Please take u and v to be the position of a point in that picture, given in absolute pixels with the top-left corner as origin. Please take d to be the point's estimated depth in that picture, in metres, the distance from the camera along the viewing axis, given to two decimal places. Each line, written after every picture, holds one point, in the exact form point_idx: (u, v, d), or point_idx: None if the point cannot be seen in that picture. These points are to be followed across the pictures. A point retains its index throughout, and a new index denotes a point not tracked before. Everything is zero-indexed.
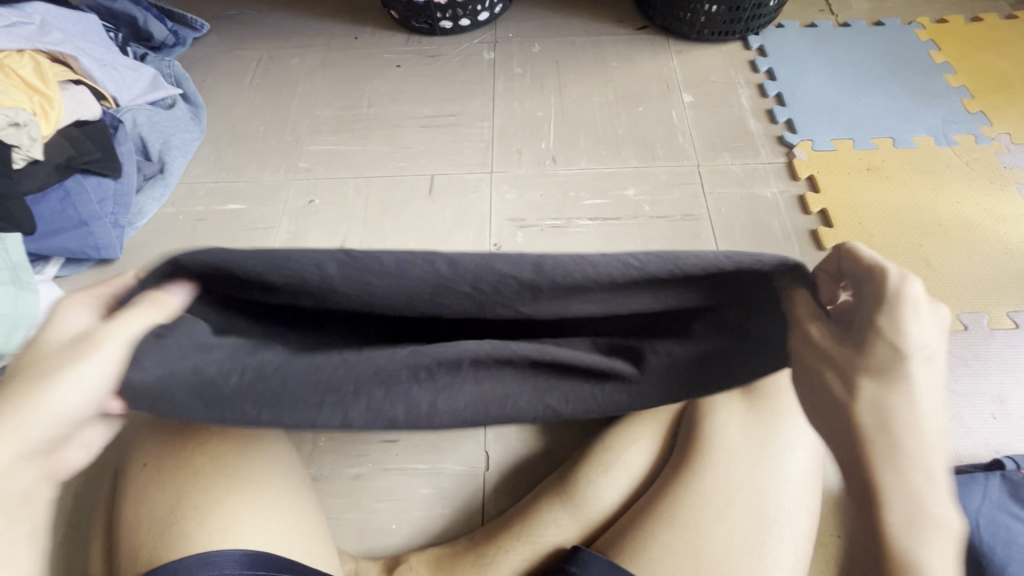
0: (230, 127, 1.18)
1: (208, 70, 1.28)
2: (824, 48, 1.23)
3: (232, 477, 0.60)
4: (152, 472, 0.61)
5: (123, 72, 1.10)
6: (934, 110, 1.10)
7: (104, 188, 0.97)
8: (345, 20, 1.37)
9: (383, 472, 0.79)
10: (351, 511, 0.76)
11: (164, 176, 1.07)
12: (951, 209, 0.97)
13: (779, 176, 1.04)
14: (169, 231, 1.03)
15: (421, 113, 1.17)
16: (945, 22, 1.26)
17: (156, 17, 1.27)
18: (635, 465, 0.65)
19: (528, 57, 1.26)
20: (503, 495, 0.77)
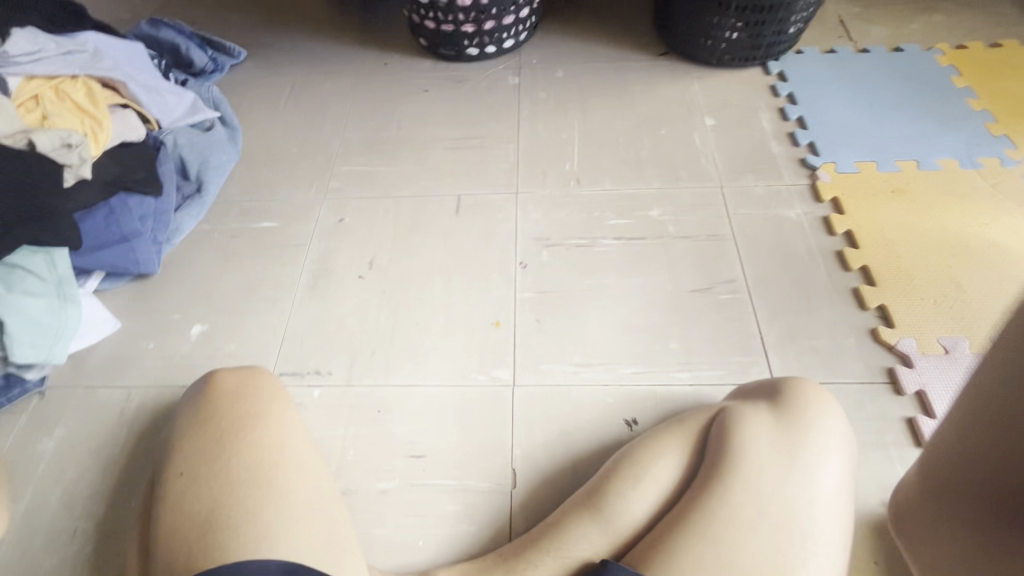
0: (265, 149, 1.22)
1: (245, 96, 1.34)
2: (844, 73, 1.25)
3: (269, 484, 0.62)
4: (192, 479, 0.62)
5: (165, 97, 1.15)
6: (957, 133, 1.11)
7: (146, 206, 1.01)
8: (375, 48, 1.42)
9: (411, 487, 0.79)
10: (378, 526, 0.76)
11: (201, 195, 1.11)
12: (980, 231, 0.96)
13: (803, 198, 1.04)
14: (204, 248, 1.07)
15: (448, 135, 1.21)
16: (965, 48, 1.28)
17: (197, 46, 1.34)
18: (663, 479, 0.67)
19: (553, 82, 1.30)
20: (530, 512, 0.77)
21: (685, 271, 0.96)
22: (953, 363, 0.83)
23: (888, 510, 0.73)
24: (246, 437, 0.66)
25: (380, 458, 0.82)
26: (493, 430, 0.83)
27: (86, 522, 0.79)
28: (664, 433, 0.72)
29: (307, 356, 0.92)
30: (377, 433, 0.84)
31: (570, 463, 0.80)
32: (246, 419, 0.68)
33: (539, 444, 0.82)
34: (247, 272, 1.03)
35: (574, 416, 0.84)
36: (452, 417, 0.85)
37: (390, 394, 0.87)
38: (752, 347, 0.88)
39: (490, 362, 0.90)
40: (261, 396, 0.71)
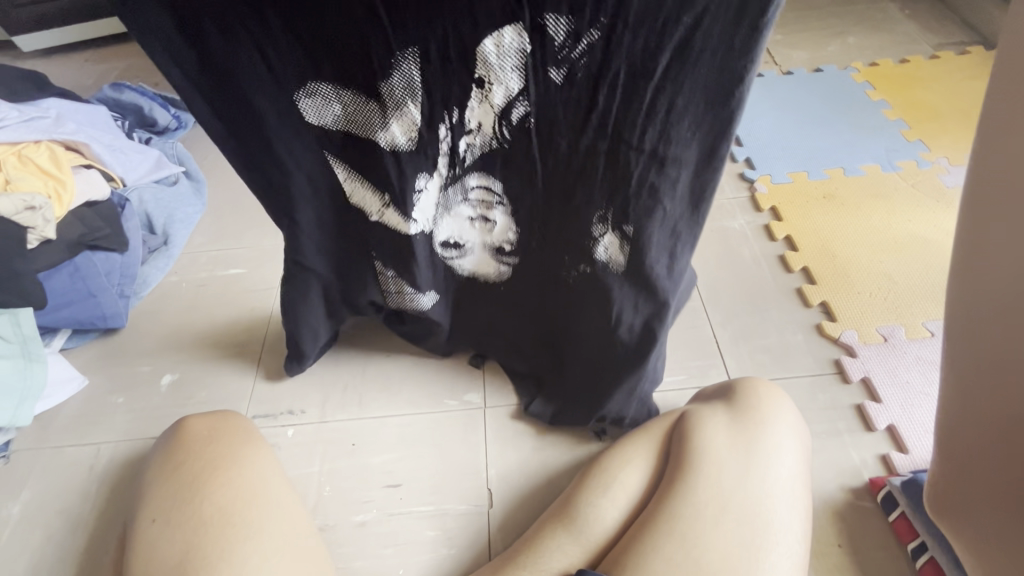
0: (230, 199, 1.25)
1: (209, 150, 1.37)
2: (771, 94, 1.36)
3: (242, 523, 0.63)
4: (162, 525, 0.62)
5: (130, 155, 1.18)
6: (877, 141, 1.21)
7: (111, 262, 1.03)
8: None
9: (389, 516, 0.80)
10: (359, 558, 0.77)
11: (168, 248, 1.13)
12: (906, 227, 1.05)
13: (744, 209, 1.12)
14: (172, 299, 1.08)
15: None
16: (876, 65, 1.40)
17: (161, 105, 1.38)
18: (632, 483, 0.69)
19: None
20: (509, 529, 0.78)
21: None
22: (891, 349, 0.89)
23: (847, 494, 0.77)
24: (217, 477, 0.67)
25: (356, 490, 0.83)
26: (468, 452, 0.85)
27: None
28: (630, 441, 0.74)
29: (279, 396, 0.93)
30: (353, 465, 0.85)
31: (544, 477, 0.82)
32: (216, 460, 0.69)
33: (514, 463, 0.84)
34: (217, 319, 1.04)
35: (544, 432, 0.86)
36: (427, 443, 0.86)
37: (364, 428, 0.89)
38: (708, 351, 0.92)
39: (460, 386, 0.92)
40: (233, 437, 0.72)
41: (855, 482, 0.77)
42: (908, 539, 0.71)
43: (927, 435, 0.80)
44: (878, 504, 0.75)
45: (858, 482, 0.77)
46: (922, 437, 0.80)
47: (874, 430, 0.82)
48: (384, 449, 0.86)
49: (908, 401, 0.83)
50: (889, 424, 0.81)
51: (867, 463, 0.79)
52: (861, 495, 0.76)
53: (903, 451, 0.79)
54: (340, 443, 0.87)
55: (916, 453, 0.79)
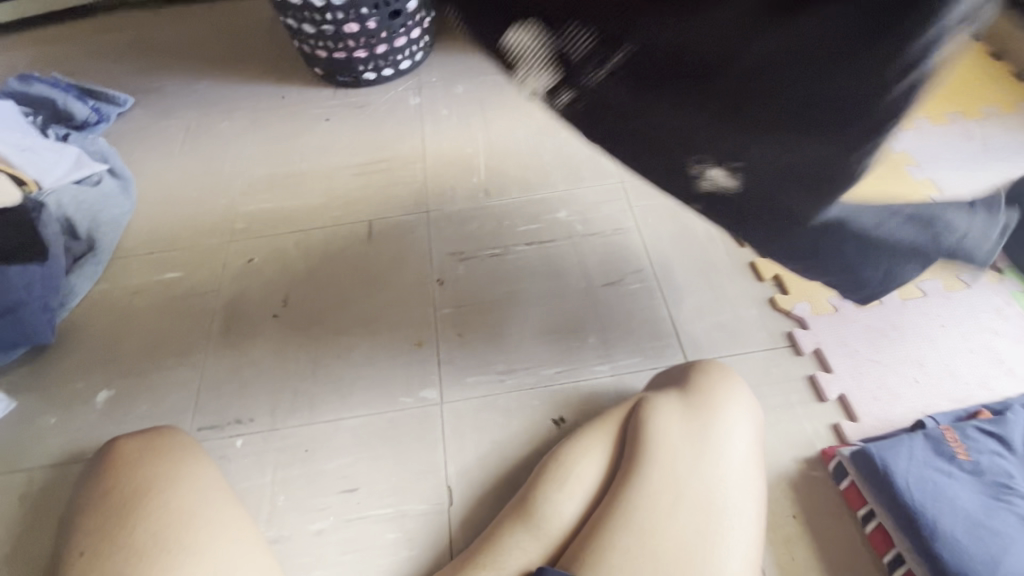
0: (162, 197, 1.17)
1: (136, 144, 1.28)
2: None
3: (184, 548, 0.60)
4: (93, 558, 0.59)
5: (44, 154, 1.10)
6: None
7: (30, 273, 0.94)
8: (272, 80, 1.40)
9: (346, 522, 0.78)
10: (316, 568, 0.74)
11: (95, 254, 1.05)
12: None
13: None
14: (103, 308, 1.01)
15: (353, 162, 1.20)
16: None
17: (77, 97, 1.27)
18: (588, 474, 0.69)
19: (454, 97, 1.32)
20: (470, 526, 0.77)
21: (596, 267, 1.00)
22: (842, 319, 0.90)
23: (800, 465, 0.78)
24: (148, 502, 0.63)
25: (311, 498, 0.80)
26: (426, 450, 0.83)
27: None
28: (587, 430, 0.73)
29: (225, 406, 0.89)
30: (307, 472, 0.82)
31: (504, 470, 0.81)
32: (148, 484, 0.65)
33: (473, 458, 0.82)
34: (153, 327, 0.98)
35: (503, 424, 0.85)
36: (383, 444, 0.84)
37: (316, 432, 0.85)
38: (664, 331, 0.92)
39: (415, 383, 0.89)
40: (168, 456, 0.68)
41: (808, 453, 0.79)
42: (858, 506, 0.73)
43: (876, 402, 0.81)
44: (830, 473, 0.76)
45: (810, 452, 0.79)
46: (871, 405, 0.81)
47: (825, 401, 0.83)
48: (339, 453, 0.83)
49: (858, 370, 0.85)
50: (839, 394, 0.83)
51: (819, 433, 0.80)
52: (814, 465, 0.78)
53: (853, 420, 0.81)
54: (293, 451, 0.84)
55: (865, 420, 0.80)
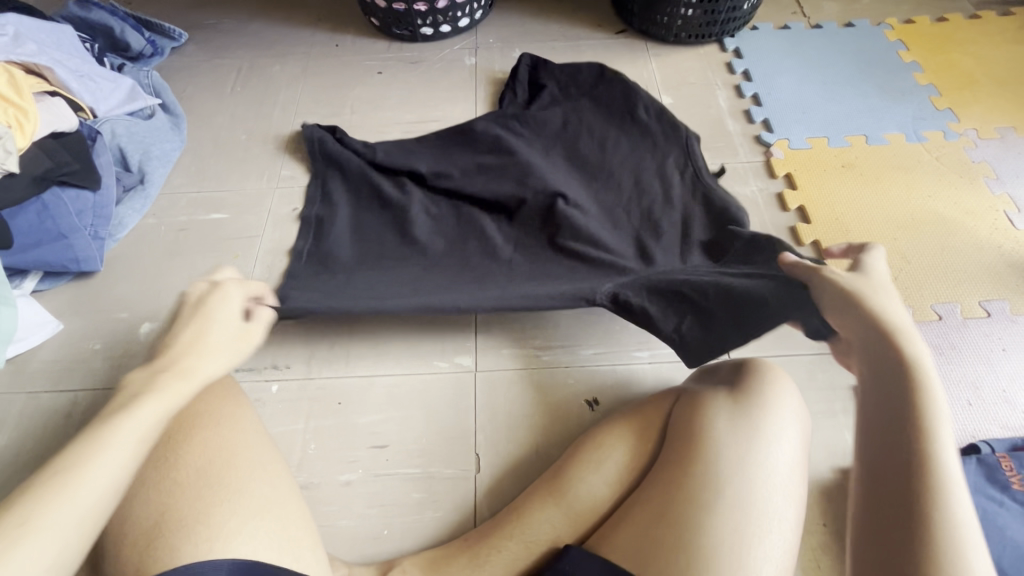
0: (212, 137, 1.17)
1: (188, 81, 1.27)
2: (797, 49, 1.26)
3: (220, 485, 0.61)
4: (137, 482, 0.60)
5: (100, 83, 1.09)
6: (904, 107, 1.13)
7: (83, 200, 0.96)
8: (327, 28, 1.37)
9: (374, 477, 0.79)
10: (343, 517, 0.76)
11: (144, 188, 1.06)
12: (924, 203, 1.00)
13: (757, 174, 1.06)
14: (150, 242, 1.02)
15: (404, 119, 1.18)
16: (912, 23, 1.30)
17: (133, 28, 1.26)
18: (624, 462, 0.70)
19: (510, 62, 1.28)
20: (496, 495, 0.77)
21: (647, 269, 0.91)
22: None
23: (837, 475, 0.76)
24: (191, 438, 0.64)
25: (341, 449, 0.81)
26: (459, 416, 0.83)
27: None
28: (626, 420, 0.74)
29: (263, 350, 0.90)
30: (340, 424, 0.83)
31: (534, 445, 0.81)
32: (192, 420, 0.66)
33: (504, 430, 0.82)
34: (197, 266, 0.99)
35: (536, 399, 0.84)
36: (416, 406, 0.84)
37: (350, 386, 0.86)
38: None
39: (451, 348, 0.89)
40: (211, 394, 0.70)
41: (845, 463, 0.77)
42: None
43: None
44: None
45: (849, 463, 0.77)
46: None
47: None
48: (371, 409, 0.84)
49: None
50: None
51: None
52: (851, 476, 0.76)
53: None
54: (327, 402, 0.85)
55: None
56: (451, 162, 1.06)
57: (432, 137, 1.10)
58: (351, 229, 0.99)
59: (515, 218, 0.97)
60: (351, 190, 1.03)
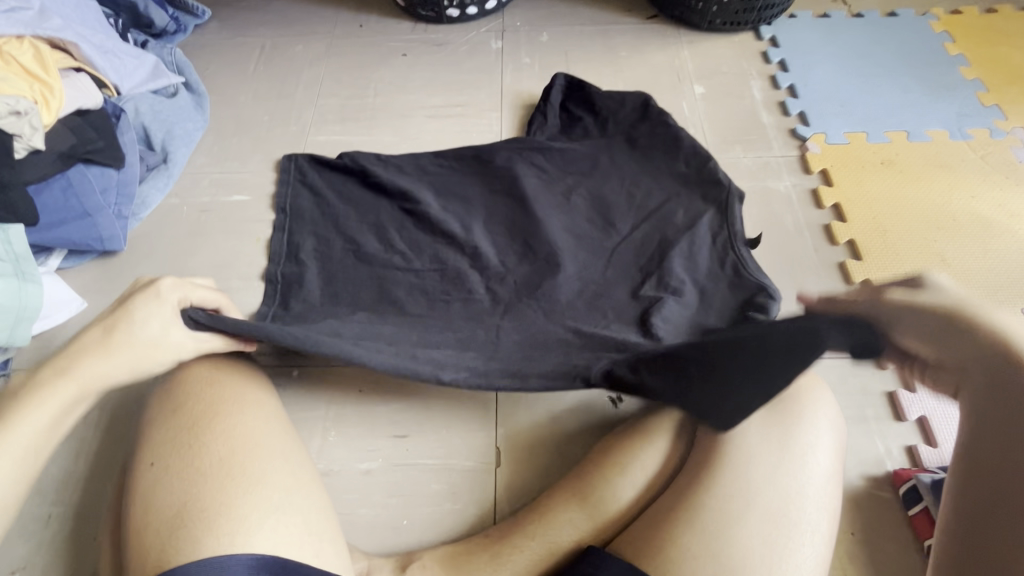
0: (234, 117, 1.16)
1: (210, 59, 1.26)
2: (837, 39, 1.21)
3: (243, 475, 0.60)
4: (162, 468, 0.61)
5: (125, 60, 1.08)
6: (949, 103, 1.09)
7: (106, 178, 0.96)
8: (350, 7, 1.34)
9: (394, 467, 0.78)
10: (362, 506, 0.76)
11: (167, 167, 1.05)
12: (966, 205, 0.96)
13: (791, 170, 1.02)
14: (173, 222, 1.02)
15: (428, 103, 1.16)
16: (960, 13, 1.24)
17: (157, 4, 1.24)
18: (650, 467, 0.68)
19: (537, 46, 1.25)
20: (516, 490, 0.77)
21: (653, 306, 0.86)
22: None
23: (867, 483, 0.74)
24: (215, 426, 0.64)
25: (361, 438, 0.81)
26: (480, 408, 0.82)
27: (61, 507, 0.77)
28: (651, 421, 0.73)
29: None
30: (360, 412, 0.83)
31: (556, 441, 0.80)
32: (216, 408, 0.66)
33: (525, 425, 0.81)
34: (219, 248, 0.99)
35: (559, 394, 0.83)
36: (437, 397, 0.83)
37: (371, 374, 0.86)
38: None
39: None
40: (234, 383, 0.70)
41: (876, 471, 0.75)
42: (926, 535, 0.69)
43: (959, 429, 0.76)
44: (899, 496, 0.73)
45: (880, 471, 0.75)
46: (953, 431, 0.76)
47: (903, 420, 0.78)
48: (392, 399, 0.83)
49: None
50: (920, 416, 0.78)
51: (891, 453, 0.76)
52: (881, 485, 0.74)
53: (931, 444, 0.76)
54: (347, 389, 0.84)
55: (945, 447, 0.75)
56: (462, 194, 0.99)
57: (451, 161, 1.04)
58: (329, 260, 0.91)
59: (524, 247, 0.91)
60: (344, 216, 0.96)
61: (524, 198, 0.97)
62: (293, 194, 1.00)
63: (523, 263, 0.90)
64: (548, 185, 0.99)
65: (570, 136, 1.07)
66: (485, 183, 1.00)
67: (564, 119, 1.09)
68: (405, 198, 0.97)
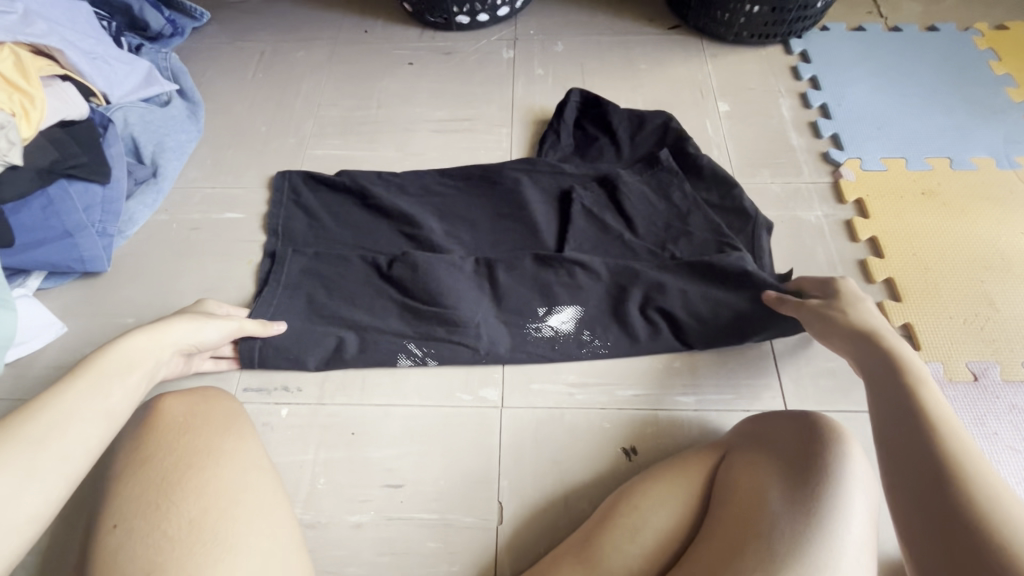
0: (230, 127, 1.10)
1: (208, 64, 1.20)
2: (872, 55, 1.13)
3: (217, 543, 0.55)
4: (127, 530, 0.55)
5: (115, 66, 1.02)
6: (995, 128, 1.01)
7: (91, 195, 0.90)
8: (356, 11, 1.28)
9: (387, 521, 0.72)
10: (350, 564, 0.70)
11: (157, 181, 1.00)
12: (1016, 242, 0.88)
13: (823, 198, 0.95)
14: (160, 241, 0.96)
15: (435, 116, 1.09)
16: (1005, 29, 1.16)
17: (153, 5, 1.18)
18: (663, 527, 0.62)
19: (551, 57, 1.18)
20: (519, 551, 0.70)
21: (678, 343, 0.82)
22: (982, 391, 0.76)
23: None
24: (188, 481, 0.58)
25: (353, 487, 0.74)
26: (482, 456, 0.76)
27: (25, 555, 0.71)
28: (665, 477, 0.67)
29: (273, 368, 0.83)
30: (352, 457, 0.77)
31: (564, 496, 0.73)
32: (190, 459, 0.60)
33: (530, 476, 0.75)
34: (207, 270, 0.93)
35: (567, 443, 0.77)
36: (435, 443, 0.77)
37: (364, 415, 0.79)
38: (763, 369, 0.81)
39: (475, 379, 0.81)
40: (213, 429, 0.64)
41: None
42: None
43: None
44: None
45: None
46: None
47: None
48: (387, 443, 0.77)
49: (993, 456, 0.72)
50: None
51: None
52: None
53: None
54: (339, 431, 0.78)
55: None
56: (469, 218, 0.93)
57: (456, 179, 0.97)
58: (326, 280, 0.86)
59: (524, 276, 0.85)
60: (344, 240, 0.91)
61: (535, 223, 0.91)
62: (286, 215, 0.94)
63: (537, 296, 0.83)
64: (562, 209, 0.92)
65: (585, 156, 1.00)
66: (493, 206, 0.93)
67: (578, 137, 1.03)
68: (408, 222, 0.91)
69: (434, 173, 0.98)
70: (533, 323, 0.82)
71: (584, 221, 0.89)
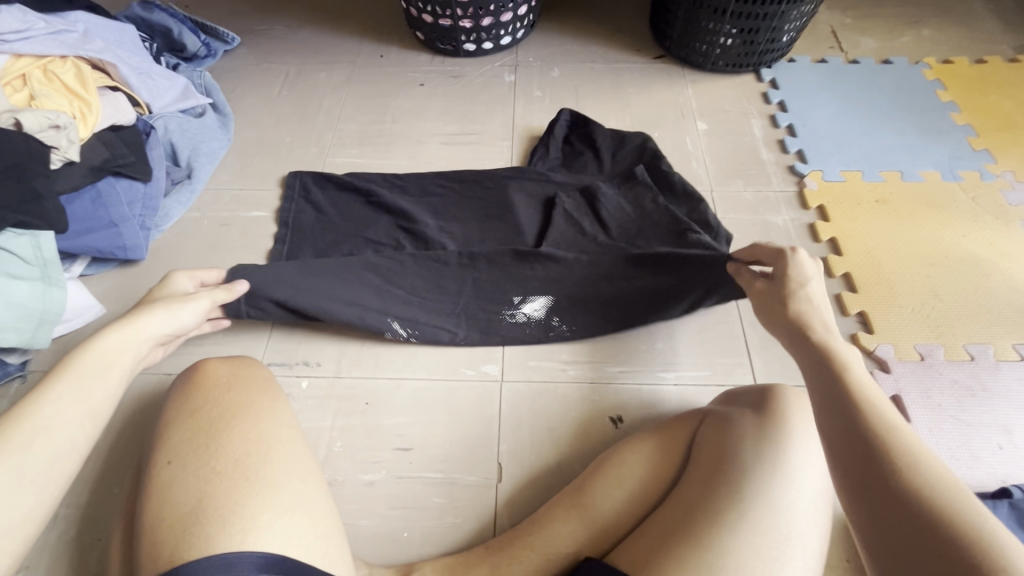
0: (257, 137, 1.21)
1: (237, 83, 1.32)
2: (833, 83, 1.27)
3: (257, 479, 0.62)
4: (180, 466, 0.63)
5: (158, 81, 1.14)
6: (940, 146, 1.14)
7: (134, 191, 1.00)
8: (372, 39, 1.42)
9: (397, 479, 0.80)
10: (363, 517, 0.77)
11: (191, 182, 1.10)
12: (958, 243, 0.99)
13: (790, 205, 1.07)
14: (192, 235, 1.05)
15: (443, 130, 1.22)
16: (951, 63, 1.31)
17: (191, 30, 1.32)
18: (644, 479, 0.70)
19: (548, 81, 1.31)
20: (516, 506, 0.78)
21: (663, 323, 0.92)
22: (928, 369, 0.86)
23: None
24: (233, 428, 0.66)
25: (367, 449, 0.82)
26: (483, 424, 0.84)
27: (67, 508, 0.78)
28: (648, 437, 0.75)
29: (296, 346, 0.92)
30: (366, 424, 0.85)
31: (557, 458, 0.81)
32: (234, 412, 0.68)
33: (526, 441, 0.83)
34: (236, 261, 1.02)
35: (560, 412, 0.85)
36: (440, 412, 0.85)
37: (378, 387, 0.88)
38: (736, 350, 0.90)
39: (478, 357, 0.90)
40: (252, 389, 0.72)
41: None
42: None
43: (952, 460, 0.78)
44: None
45: None
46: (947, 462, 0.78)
47: None
48: (398, 411, 0.85)
49: (938, 424, 0.81)
50: None
51: None
52: None
53: None
54: (355, 401, 0.86)
55: None
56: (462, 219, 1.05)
57: (454, 181, 1.09)
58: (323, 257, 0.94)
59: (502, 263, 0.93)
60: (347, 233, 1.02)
61: (519, 224, 1.02)
62: (296, 209, 1.06)
63: (512, 285, 0.92)
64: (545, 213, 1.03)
65: (570, 168, 1.12)
66: (482, 206, 1.05)
67: (566, 151, 1.14)
68: (405, 217, 1.03)
69: (428, 175, 1.11)
70: (508, 310, 0.92)
71: (564, 220, 0.99)
